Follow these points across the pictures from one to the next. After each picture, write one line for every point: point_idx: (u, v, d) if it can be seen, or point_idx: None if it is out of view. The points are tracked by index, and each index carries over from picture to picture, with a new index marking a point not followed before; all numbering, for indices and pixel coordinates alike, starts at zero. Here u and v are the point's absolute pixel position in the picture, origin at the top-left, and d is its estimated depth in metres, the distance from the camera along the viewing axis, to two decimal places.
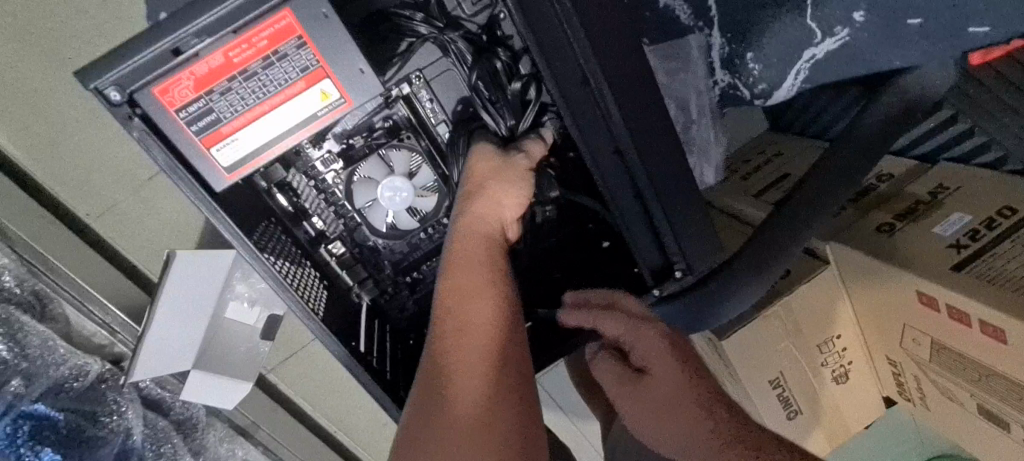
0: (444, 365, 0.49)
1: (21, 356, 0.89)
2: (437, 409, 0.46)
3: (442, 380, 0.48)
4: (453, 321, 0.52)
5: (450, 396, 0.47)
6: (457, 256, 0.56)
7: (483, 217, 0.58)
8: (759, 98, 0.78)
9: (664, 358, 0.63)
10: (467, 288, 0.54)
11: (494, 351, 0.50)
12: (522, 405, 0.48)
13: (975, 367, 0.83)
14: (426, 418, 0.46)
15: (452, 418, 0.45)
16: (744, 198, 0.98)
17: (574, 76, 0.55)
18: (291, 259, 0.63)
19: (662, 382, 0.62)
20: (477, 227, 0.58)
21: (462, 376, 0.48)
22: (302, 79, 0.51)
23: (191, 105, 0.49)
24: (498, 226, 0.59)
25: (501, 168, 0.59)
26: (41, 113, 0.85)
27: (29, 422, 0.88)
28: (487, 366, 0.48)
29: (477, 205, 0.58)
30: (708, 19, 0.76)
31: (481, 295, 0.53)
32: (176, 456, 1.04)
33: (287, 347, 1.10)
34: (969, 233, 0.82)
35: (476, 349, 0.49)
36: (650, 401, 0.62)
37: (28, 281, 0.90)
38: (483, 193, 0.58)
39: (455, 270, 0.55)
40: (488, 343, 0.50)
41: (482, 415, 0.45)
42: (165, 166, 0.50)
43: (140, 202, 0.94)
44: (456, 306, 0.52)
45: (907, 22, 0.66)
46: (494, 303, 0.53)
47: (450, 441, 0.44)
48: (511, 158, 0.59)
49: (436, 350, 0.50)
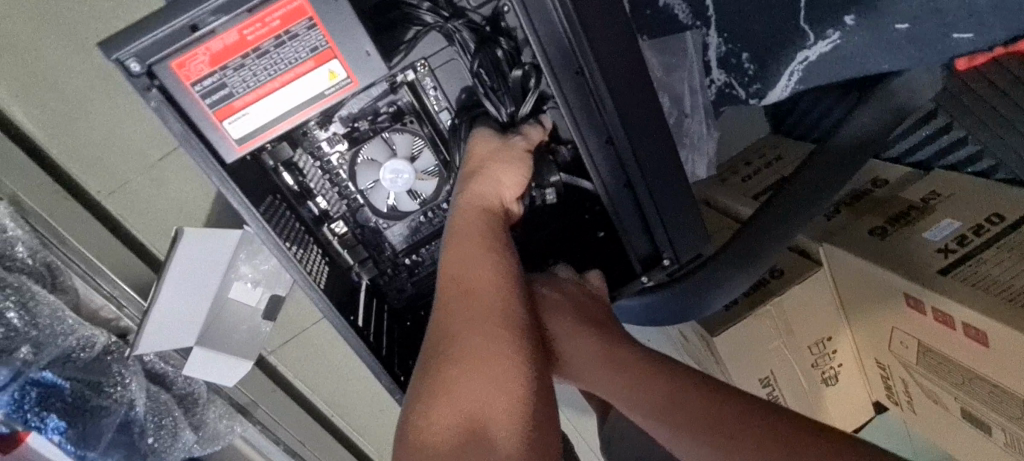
0: (449, 328, 0.51)
1: (31, 324, 0.91)
2: (445, 367, 0.49)
3: (449, 342, 0.50)
4: (468, 318, 0.51)
5: (457, 355, 0.49)
6: (458, 228, 0.59)
7: (482, 194, 0.61)
8: (753, 98, 0.82)
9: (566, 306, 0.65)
10: (468, 256, 0.56)
11: (496, 310, 0.52)
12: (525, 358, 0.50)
13: (960, 370, 0.84)
14: (435, 375, 0.49)
15: (461, 374, 0.48)
16: (741, 198, 1.00)
17: (569, 66, 0.56)
18: (295, 234, 0.66)
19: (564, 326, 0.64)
20: (477, 202, 0.61)
21: (484, 379, 0.48)
22: (311, 59, 0.54)
23: (205, 79, 0.52)
24: (498, 202, 0.62)
25: (498, 150, 0.62)
26: (58, 90, 0.88)
27: (36, 389, 0.91)
28: (508, 353, 0.49)
29: (475, 183, 0.61)
30: (706, 19, 0.80)
31: (496, 294, 0.53)
32: (176, 429, 1.08)
33: (289, 328, 1.12)
34: (957, 239, 0.84)
35: (479, 310, 0.52)
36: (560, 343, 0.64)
37: (40, 253, 0.92)
38: (481, 173, 0.62)
39: (455, 239, 0.58)
40: (490, 304, 0.52)
41: (489, 369, 0.48)
42: (181, 135, 0.53)
43: (150, 182, 0.97)
44: (460, 273, 0.55)
45: (895, 27, 0.67)
46: (495, 268, 0.55)
47: (461, 394, 0.47)
48: (510, 141, 0.63)
49: (442, 315, 0.53)
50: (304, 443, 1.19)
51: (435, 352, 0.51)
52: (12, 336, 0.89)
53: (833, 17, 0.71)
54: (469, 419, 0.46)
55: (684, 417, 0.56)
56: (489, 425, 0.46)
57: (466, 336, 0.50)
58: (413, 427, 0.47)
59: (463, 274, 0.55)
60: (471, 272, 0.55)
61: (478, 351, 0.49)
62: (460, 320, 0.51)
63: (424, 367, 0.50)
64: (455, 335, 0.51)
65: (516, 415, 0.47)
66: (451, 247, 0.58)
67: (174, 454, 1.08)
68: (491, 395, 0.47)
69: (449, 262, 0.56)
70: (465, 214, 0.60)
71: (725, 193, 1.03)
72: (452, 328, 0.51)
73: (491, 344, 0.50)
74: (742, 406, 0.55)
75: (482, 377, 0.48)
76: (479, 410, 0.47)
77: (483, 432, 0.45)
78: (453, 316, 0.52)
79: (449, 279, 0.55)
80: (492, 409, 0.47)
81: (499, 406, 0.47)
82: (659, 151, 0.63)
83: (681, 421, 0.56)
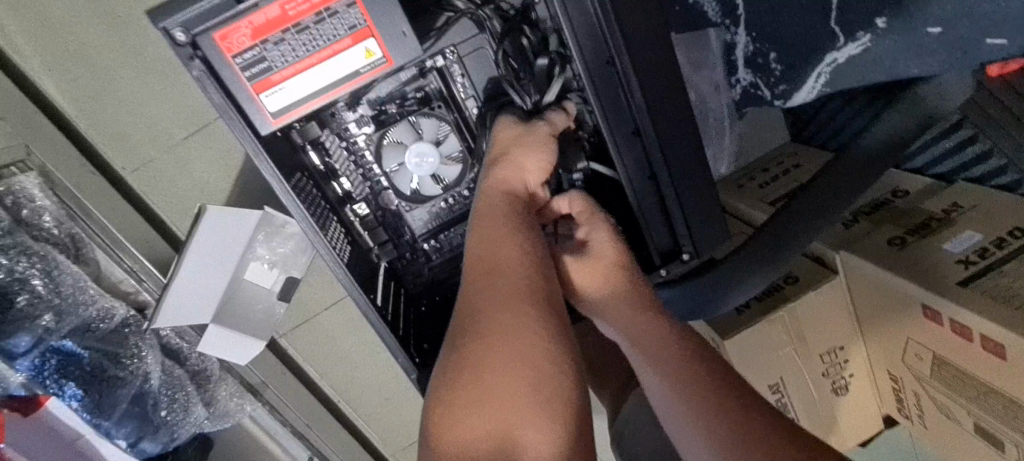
0: (476, 304, 0.52)
1: (54, 292, 0.92)
2: (474, 343, 0.50)
3: (476, 317, 0.51)
4: (498, 297, 0.52)
5: (485, 331, 0.50)
6: (485, 211, 0.60)
7: (508, 180, 0.62)
8: (778, 98, 0.82)
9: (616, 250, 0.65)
10: (495, 236, 0.57)
11: (523, 289, 0.53)
12: (553, 335, 0.51)
13: (976, 384, 0.83)
14: (464, 349, 0.50)
15: (489, 351, 0.49)
16: (758, 204, 0.99)
17: (601, 55, 0.58)
18: (321, 212, 0.67)
19: (606, 267, 0.64)
20: (504, 188, 0.62)
21: (519, 358, 0.49)
22: (349, 36, 0.56)
23: (246, 52, 0.54)
24: (521, 187, 0.63)
25: (526, 135, 0.64)
26: (91, 67, 0.90)
27: (56, 357, 0.92)
28: (536, 331, 0.50)
29: (500, 168, 0.63)
30: (735, 17, 0.81)
31: (525, 276, 0.54)
32: (188, 404, 1.05)
33: (299, 314, 1.13)
34: (978, 251, 0.83)
35: (506, 287, 0.53)
36: (594, 277, 0.64)
37: (66, 224, 0.93)
38: (509, 159, 0.63)
39: (484, 222, 0.59)
40: (517, 282, 0.53)
41: (518, 346, 0.49)
42: (220, 104, 0.55)
43: (173, 161, 0.98)
44: (486, 252, 0.56)
45: (927, 30, 0.68)
46: (520, 249, 0.56)
47: (491, 369, 0.48)
48: (534, 126, 0.64)
49: (468, 292, 0.54)
50: (311, 427, 1.17)
51: (464, 332, 0.51)
52: (35, 302, 0.90)
53: (864, 19, 0.71)
54: (500, 399, 0.47)
55: (690, 402, 0.56)
56: (522, 403, 0.47)
57: (496, 316, 0.51)
58: (445, 400, 0.48)
59: (492, 254, 0.56)
60: (499, 253, 0.55)
61: (511, 330, 0.50)
62: (490, 299, 0.52)
63: (452, 345, 0.51)
64: (486, 314, 0.51)
65: (548, 395, 0.48)
66: (479, 229, 0.58)
67: (185, 428, 1.05)
68: (524, 375, 0.48)
69: (477, 243, 0.57)
70: (490, 198, 0.61)
71: (742, 200, 1.02)
72: (481, 309, 0.52)
73: (523, 325, 0.50)
74: (741, 402, 0.57)
75: (516, 355, 0.49)
76: (513, 389, 0.47)
77: (514, 413, 0.47)
78: (482, 296, 0.53)
79: (476, 260, 0.56)
80: (523, 390, 0.48)
81: (532, 387, 0.48)
82: (682, 145, 0.64)
83: (687, 406, 0.57)
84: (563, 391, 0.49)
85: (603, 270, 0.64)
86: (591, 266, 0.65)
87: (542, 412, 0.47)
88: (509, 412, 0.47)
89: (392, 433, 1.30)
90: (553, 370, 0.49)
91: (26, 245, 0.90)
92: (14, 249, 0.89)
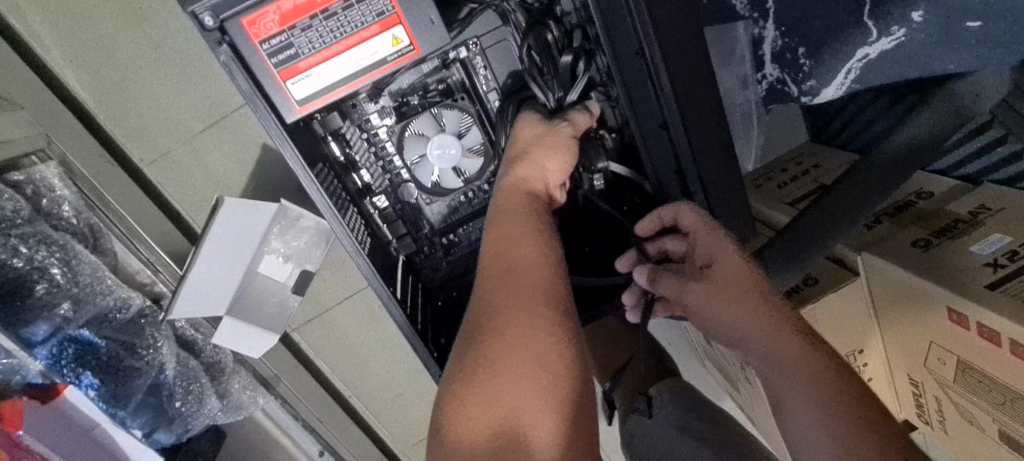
0: (491, 303, 0.52)
1: (72, 281, 0.90)
2: (487, 341, 0.49)
3: (490, 315, 0.51)
4: (515, 297, 0.52)
5: (498, 329, 0.50)
6: (504, 209, 0.60)
7: (528, 179, 0.62)
8: (805, 95, 0.81)
9: (742, 269, 0.63)
10: (514, 234, 0.57)
11: (539, 290, 0.53)
12: (566, 338, 0.50)
13: (1003, 390, 0.81)
14: (476, 347, 0.50)
15: (502, 350, 0.48)
16: (778, 205, 0.98)
17: (630, 47, 0.58)
18: (341, 202, 0.66)
19: (733, 286, 0.62)
20: (523, 186, 0.62)
21: (532, 360, 0.48)
22: (377, 23, 0.56)
23: (274, 38, 0.54)
24: (542, 187, 0.63)
25: (546, 134, 0.63)
26: (110, 59, 0.91)
27: (73, 346, 0.90)
28: (551, 333, 0.50)
29: (519, 168, 0.62)
30: (764, 10, 0.80)
31: (543, 277, 0.54)
32: (202, 396, 1.05)
33: (312, 310, 1.14)
34: (1008, 254, 0.80)
35: (523, 287, 0.53)
36: (721, 296, 0.63)
37: (85, 214, 0.92)
38: (527, 157, 0.63)
39: (502, 220, 0.59)
40: (532, 282, 0.53)
41: (531, 346, 0.49)
42: (247, 90, 0.55)
43: (190, 153, 0.99)
44: (506, 251, 0.56)
45: (965, 24, 0.67)
46: (537, 249, 0.56)
47: (503, 368, 0.48)
48: (555, 126, 0.64)
49: (484, 289, 0.54)
50: (322, 421, 1.16)
51: (479, 329, 0.51)
52: (54, 291, 0.88)
53: (898, 13, 0.69)
54: (509, 398, 0.47)
55: (814, 393, 0.55)
56: (530, 407, 0.46)
57: (511, 315, 0.51)
58: (457, 396, 0.48)
59: (509, 252, 0.55)
60: (517, 252, 0.55)
61: (526, 330, 0.49)
62: (508, 298, 0.52)
63: (467, 343, 0.51)
64: (501, 313, 0.51)
65: (559, 397, 0.47)
66: (496, 228, 0.58)
67: (199, 420, 1.05)
68: (537, 377, 0.47)
69: (493, 242, 0.57)
70: (509, 196, 0.61)
71: (762, 201, 1.01)
72: (496, 308, 0.52)
73: (539, 327, 0.50)
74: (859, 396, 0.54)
75: (529, 357, 0.48)
76: (525, 391, 0.47)
77: (523, 414, 0.46)
78: (500, 291, 0.53)
79: (493, 257, 0.56)
80: (535, 391, 0.47)
81: (544, 390, 0.47)
82: (708, 141, 0.63)
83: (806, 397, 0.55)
84: (572, 396, 0.48)
85: (729, 289, 0.62)
86: (714, 286, 0.64)
87: (552, 417, 0.47)
88: (514, 417, 0.46)
89: (401, 430, 1.29)
90: (566, 375, 0.49)
91: (46, 235, 0.87)
92: (34, 238, 0.86)
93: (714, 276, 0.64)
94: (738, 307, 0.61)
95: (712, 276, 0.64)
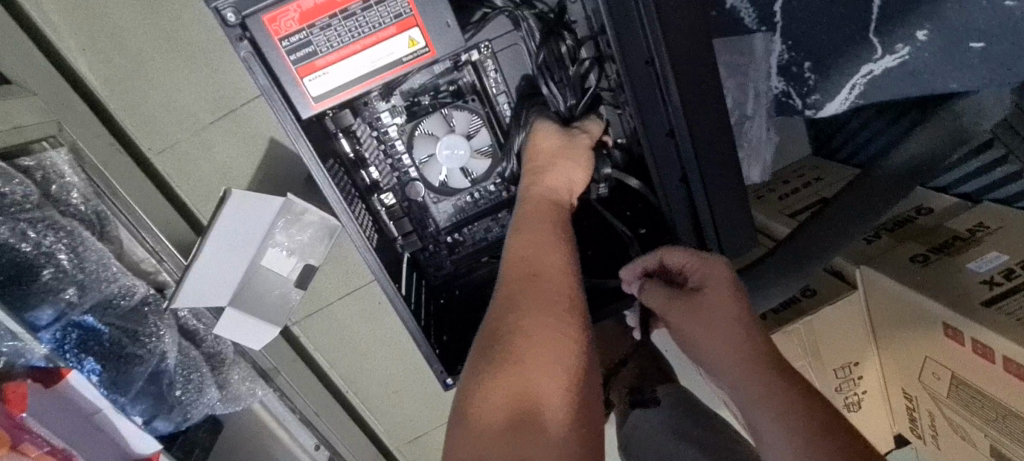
0: (516, 305, 0.56)
1: (78, 268, 0.86)
2: (513, 340, 0.54)
3: (515, 316, 0.55)
4: (538, 300, 0.56)
5: (522, 330, 0.54)
6: (528, 218, 0.64)
7: (553, 188, 0.66)
8: (810, 108, 0.82)
9: (731, 298, 0.65)
10: (539, 242, 0.61)
11: (561, 294, 0.57)
12: (581, 341, 0.55)
13: (996, 407, 0.82)
14: (502, 345, 0.54)
15: (527, 349, 0.53)
16: (778, 216, 0.99)
17: (641, 56, 0.59)
18: (350, 196, 0.67)
19: (717, 313, 0.64)
20: (545, 196, 0.66)
21: (555, 363, 0.52)
22: (394, 25, 0.57)
23: (293, 36, 0.56)
24: (562, 198, 0.66)
25: (564, 146, 0.66)
26: (124, 49, 0.93)
27: (76, 332, 0.86)
28: (571, 336, 0.54)
29: (548, 177, 0.66)
30: (772, 24, 0.79)
31: (564, 283, 0.58)
32: (202, 385, 1.01)
33: (313, 304, 1.15)
34: (1004, 272, 0.81)
35: (547, 292, 0.57)
36: (704, 321, 0.65)
37: (93, 201, 0.89)
38: (552, 169, 0.66)
39: (527, 228, 0.63)
40: (555, 287, 0.58)
41: (552, 347, 0.53)
42: (265, 86, 0.57)
43: (199, 144, 1.00)
44: (531, 257, 0.60)
45: (969, 46, 0.70)
46: (560, 257, 0.60)
47: (527, 364, 0.52)
48: (574, 137, 0.67)
49: (509, 292, 0.58)
50: (318, 414, 1.16)
51: (504, 329, 0.55)
52: (61, 277, 0.84)
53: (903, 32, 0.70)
54: (533, 396, 0.50)
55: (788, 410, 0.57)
56: (551, 405, 0.50)
57: (535, 317, 0.55)
58: (481, 388, 0.51)
59: (534, 260, 0.59)
60: (541, 261, 0.59)
61: (551, 336, 0.54)
62: (533, 304, 0.56)
63: (492, 344, 0.54)
64: (526, 317, 0.55)
65: (577, 399, 0.51)
66: (522, 235, 0.62)
67: (198, 409, 0.99)
68: (559, 379, 0.51)
69: (517, 248, 0.61)
70: (534, 206, 0.65)
71: (763, 211, 1.02)
72: (521, 310, 0.56)
73: (559, 330, 0.54)
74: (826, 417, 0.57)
75: (553, 360, 0.52)
76: (548, 393, 0.50)
77: (545, 411, 0.49)
78: (526, 298, 0.57)
79: (518, 264, 0.60)
80: (554, 387, 0.51)
81: (563, 387, 0.51)
82: (713, 150, 0.64)
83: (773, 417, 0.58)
84: (587, 395, 0.52)
85: (714, 315, 0.64)
86: (700, 311, 0.66)
87: (571, 413, 0.50)
88: (539, 416, 0.48)
89: (398, 427, 1.30)
90: (583, 379, 0.53)
91: (54, 219, 0.84)
92: (42, 223, 0.82)
93: (702, 302, 0.66)
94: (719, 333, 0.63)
95: (700, 301, 0.66)
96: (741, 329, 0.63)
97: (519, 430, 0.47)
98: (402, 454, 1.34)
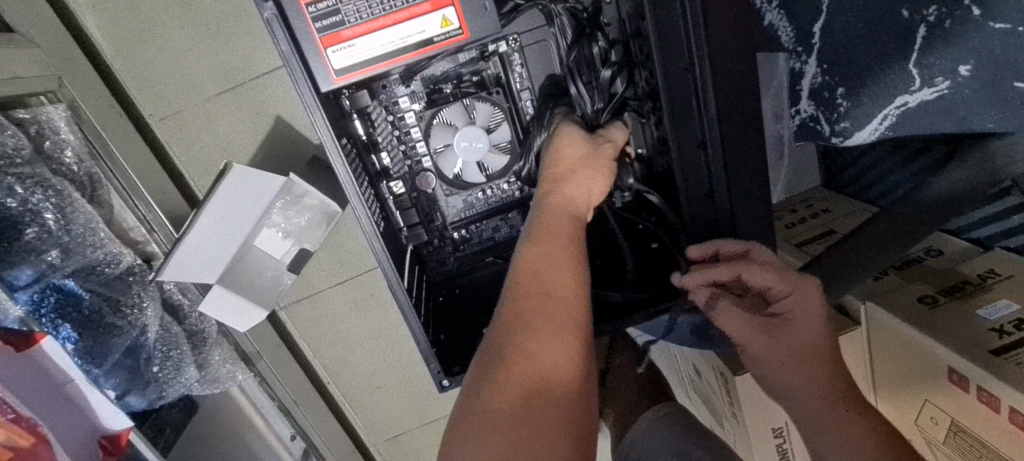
0: (522, 320, 0.54)
1: (64, 229, 0.81)
2: (517, 358, 0.51)
3: (521, 333, 0.53)
4: (546, 319, 0.53)
5: (529, 348, 0.51)
6: (543, 228, 0.61)
7: (572, 198, 0.63)
8: (837, 135, 0.80)
9: (818, 308, 0.67)
10: (551, 256, 0.58)
11: (568, 315, 0.54)
12: (582, 365, 0.52)
13: (993, 456, 0.79)
14: (505, 363, 0.51)
15: (531, 369, 0.50)
16: (785, 244, 0.98)
17: (680, 60, 0.59)
18: (360, 179, 0.64)
19: (804, 334, 0.67)
20: (561, 206, 0.62)
21: (560, 387, 0.50)
22: (429, 2, 0.57)
23: (321, 3, 0.55)
24: (583, 207, 0.64)
25: (590, 154, 0.64)
26: (135, 9, 0.90)
27: (56, 295, 0.80)
28: (575, 360, 0.52)
29: (566, 187, 0.63)
30: (808, 45, 0.78)
31: (574, 304, 0.55)
32: (181, 363, 0.95)
33: (303, 290, 1.12)
34: (1015, 322, 0.79)
35: (555, 311, 0.54)
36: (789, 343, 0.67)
37: (86, 162, 0.85)
38: (571, 177, 0.63)
39: (540, 239, 0.59)
40: (563, 305, 0.55)
41: (557, 370, 0.50)
42: (287, 52, 0.54)
43: (202, 115, 0.97)
44: (542, 272, 0.57)
45: (1013, 84, 0.65)
46: (572, 273, 0.57)
47: (529, 387, 0.49)
48: (599, 147, 0.65)
49: (514, 305, 0.55)
50: (299, 405, 1.13)
51: (508, 346, 0.52)
52: (45, 237, 0.79)
53: (944, 66, 0.68)
54: (535, 416, 0.47)
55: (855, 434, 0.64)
56: (553, 433, 0.47)
57: (543, 335, 0.52)
58: (480, 403, 0.49)
59: (545, 274, 0.56)
60: (553, 277, 0.56)
61: (556, 357, 0.51)
62: (541, 321, 0.53)
63: (494, 358, 0.52)
64: (533, 333, 0.52)
65: (577, 424, 0.49)
66: (534, 244, 0.59)
67: (174, 388, 0.94)
68: (562, 405, 0.49)
69: (528, 258, 0.58)
70: (552, 212, 0.62)
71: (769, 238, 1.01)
72: (528, 328, 0.53)
73: (564, 353, 0.52)
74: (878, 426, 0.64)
75: (559, 381, 0.50)
76: (552, 418, 0.47)
77: (546, 434, 0.46)
78: (535, 315, 0.54)
79: (528, 276, 0.57)
80: (557, 414, 0.48)
81: (563, 414, 0.48)
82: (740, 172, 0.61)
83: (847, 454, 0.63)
84: (586, 424, 0.49)
85: (798, 338, 0.67)
86: (784, 335, 0.68)
87: (571, 442, 0.47)
88: (539, 443, 0.46)
89: (376, 422, 1.26)
90: (583, 407, 0.50)
91: (46, 178, 0.79)
92: (31, 180, 0.77)
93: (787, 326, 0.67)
94: (795, 350, 0.67)
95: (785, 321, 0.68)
96: (813, 339, 0.67)
97: (520, 449, 0.45)
98: (377, 452, 1.30)
